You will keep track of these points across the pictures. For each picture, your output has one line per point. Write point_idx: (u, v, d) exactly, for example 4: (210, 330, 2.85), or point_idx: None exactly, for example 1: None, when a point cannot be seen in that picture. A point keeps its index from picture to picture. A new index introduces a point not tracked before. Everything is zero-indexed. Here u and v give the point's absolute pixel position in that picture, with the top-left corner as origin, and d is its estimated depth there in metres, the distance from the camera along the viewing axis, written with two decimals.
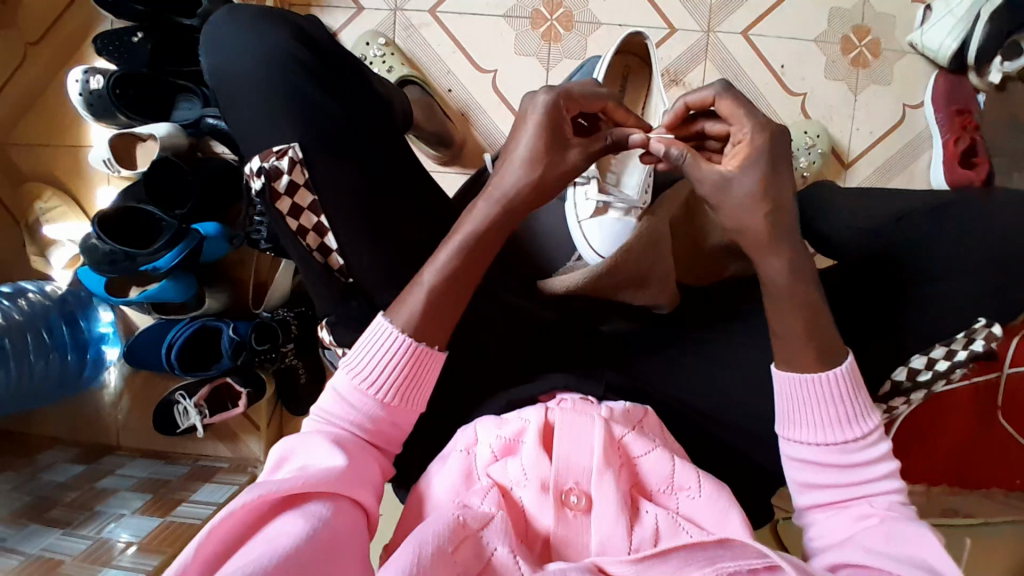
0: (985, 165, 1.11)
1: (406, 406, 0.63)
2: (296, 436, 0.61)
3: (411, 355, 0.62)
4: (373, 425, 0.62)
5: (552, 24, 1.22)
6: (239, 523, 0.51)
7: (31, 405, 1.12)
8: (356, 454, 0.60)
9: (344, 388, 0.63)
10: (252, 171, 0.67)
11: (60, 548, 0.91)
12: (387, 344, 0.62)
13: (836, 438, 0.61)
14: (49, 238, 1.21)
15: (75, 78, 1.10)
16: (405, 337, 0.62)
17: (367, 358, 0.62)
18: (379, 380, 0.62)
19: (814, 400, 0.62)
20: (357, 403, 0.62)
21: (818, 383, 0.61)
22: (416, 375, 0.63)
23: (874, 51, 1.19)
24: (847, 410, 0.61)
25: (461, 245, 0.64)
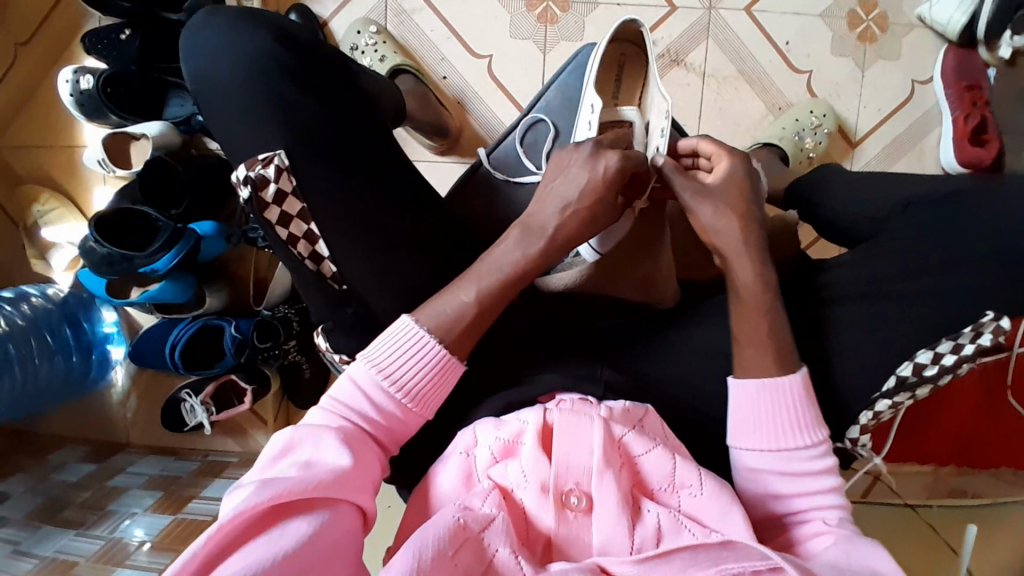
0: (995, 142, 1.08)
1: (422, 412, 0.63)
2: (304, 426, 0.58)
3: (440, 366, 0.62)
4: (388, 427, 0.61)
5: (548, 5, 1.19)
6: (242, 523, 0.49)
7: (42, 406, 1.14)
8: (363, 453, 0.58)
9: (365, 383, 0.61)
10: (239, 180, 0.67)
11: (74, 549, 0.92)
12: (419, 351, 0.62)
13: (785, 447, 0.62)
14: (48, 241, 1.21)
15: (65, 78, 1.09)
16: (439, 347, 0.62)
17: (393, 361, 0.61)
18: (404, 385, 0.61)
19: (767, 409, 0.63)
20: (378, 404, 0.61)
21: (772, 390, 0.62)
22: (440, 383, 0.63)
23: (881, 25, 1.15)
24: (796, 418, 0.62)
25: (504, 272, 0.65)
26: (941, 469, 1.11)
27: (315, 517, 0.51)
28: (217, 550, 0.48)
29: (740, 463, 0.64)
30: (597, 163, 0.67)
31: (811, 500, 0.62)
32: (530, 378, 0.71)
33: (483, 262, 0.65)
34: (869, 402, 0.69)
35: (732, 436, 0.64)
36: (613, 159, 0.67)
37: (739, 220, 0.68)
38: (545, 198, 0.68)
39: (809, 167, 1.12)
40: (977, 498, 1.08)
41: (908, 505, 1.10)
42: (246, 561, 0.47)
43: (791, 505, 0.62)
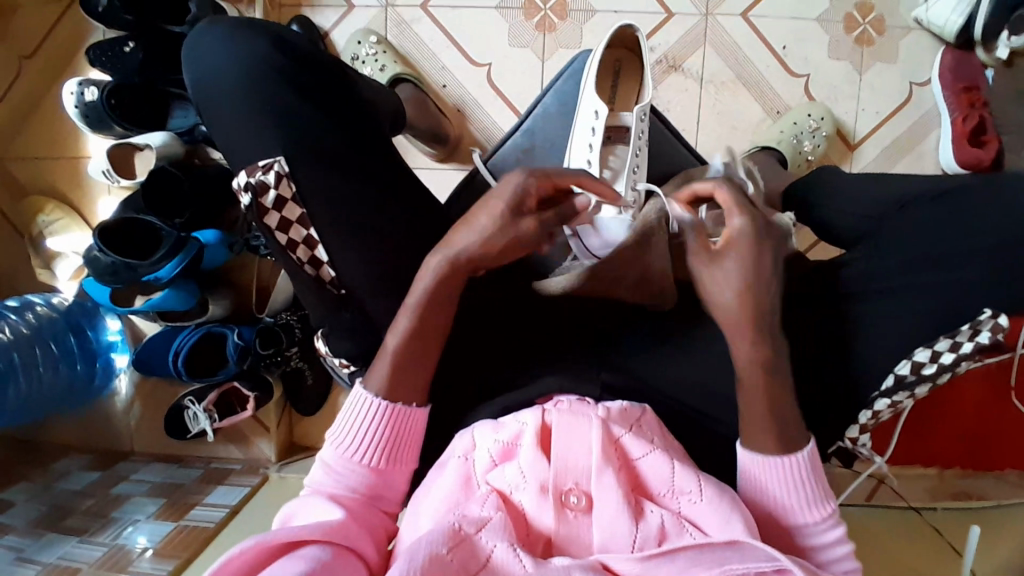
0: (994, 143, 1.09)
1: (394, 465, 0.65)
2: (298, 503, 0.62)
3: (389, 417, 0.64)
4: (368, 488, 0.63)
5: (546, 13, 1.20)
6: (238, 567, 0.51)
7: (47, 415, 1.15)
8: (354, 508, 0.61)
9: (332, 459, 0.64)
10: (239, 187, 0.69)
11: (77, 556, 0.93)
12: (363, 413, 0.64)
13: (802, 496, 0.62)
14: (54, 251, 1.22)
15: (70, 90, 1.11)
16: (380, 401, 0.64)
17: (347, 428, 0.64)
18: (364, 446, 0.64)
19: (776, 480, 0.62)
20: (352, 471, 0.64)
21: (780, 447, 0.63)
22: (399, 434, 0.65)
23: (878, 28, 1.15)
24: (809, 490, 0.62)
25: (415, 313, 0.64)
26: (946, 472, 1.10)
27: (308, 553, 0.52)
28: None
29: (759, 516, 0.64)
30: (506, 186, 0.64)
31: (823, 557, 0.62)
32: (528, 381, 0.71)
33: (404, 300, 0.66)
34: (869, 402, 0.71)
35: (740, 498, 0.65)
36: (520, 177, 0.64)
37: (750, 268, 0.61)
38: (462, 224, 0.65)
39: (807, 169, 1.12)
40: (981, 501, 1.05)
41: (912, 508, 1.06)
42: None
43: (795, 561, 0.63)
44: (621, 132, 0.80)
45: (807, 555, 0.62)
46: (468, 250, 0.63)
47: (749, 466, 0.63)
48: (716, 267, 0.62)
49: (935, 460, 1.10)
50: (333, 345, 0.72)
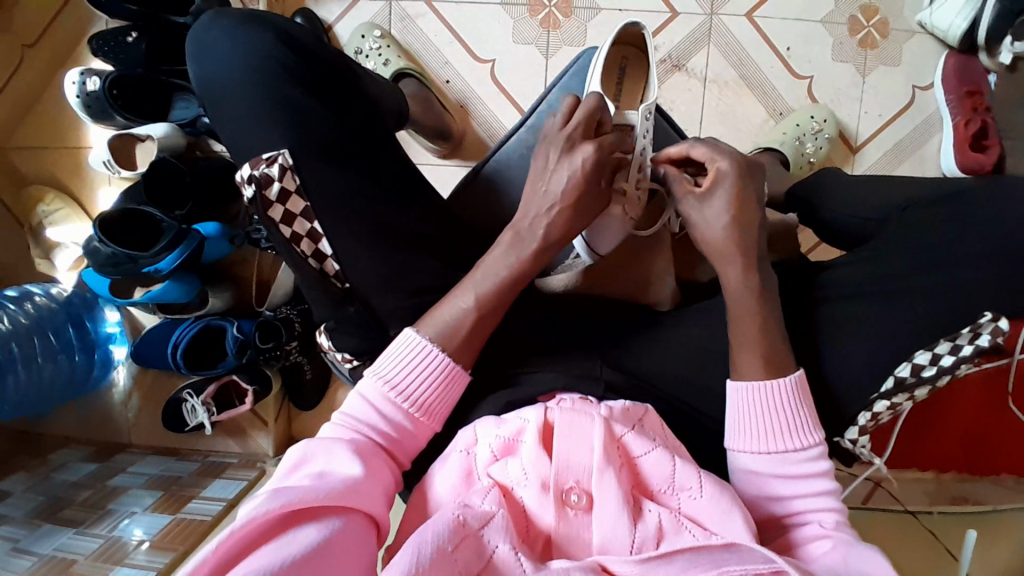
0: (996, 147, 1.08)
1: (429, 422, 0.65)
2: (314, 441, 0.60)
3: (446, 374, 0.65)
4: (397, 436, 0.63)
5: (551, 10, 1.19)
6: (254, 531, 0.50)
7: (45, 405, 1.15)
8: (374, 462, 0.60)
9: (373, 395, 0.63)
10: (243, 179, 0.68)
11: (73, 548, 0.93)
12: (423, 360, 0.64)
13: (785, 447, 0.63)
14: (53, 241, 1.21)
15: (72, 80, 1.09)
16: (439, 353, 0.64)
17: (398, 367, 0.64)
18: (411, 392, 0.64)
19: (756, 409, 0.63)
20: (389, 414, 0.63)
21: (761, 392, 0.63)
22: (447, 391, 0.65)
23: (882, 31, 1.15)
24: (786, 422, 0.63)
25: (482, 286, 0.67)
26: (944, 476, 1.11)
27: (325, 526, 0.52)
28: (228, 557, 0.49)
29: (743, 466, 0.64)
30: (574, 157, 0.70)
31: (803, 502, 0.62)
32: (531, 378, 0.72)
33: (473, 275, 0.68)
34: (868, 402, 0.69)
35: (727, 436, 0.65)
36: (590, 150, 0.70)
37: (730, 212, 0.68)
38: (534, 199, 0.70)
39: (811, 171, 1.13)
40: (979, 505, 1.05)
41: (908, 512, 1.06)
42: (255, 565, 0.47)
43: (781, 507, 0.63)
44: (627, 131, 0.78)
45: (790, 489, 0.63)
46: (545, 230, 0.69)
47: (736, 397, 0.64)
48: (702, 205, 0.70)
49: (931, 465, 1.11)
50: (337, 339, 0.71)
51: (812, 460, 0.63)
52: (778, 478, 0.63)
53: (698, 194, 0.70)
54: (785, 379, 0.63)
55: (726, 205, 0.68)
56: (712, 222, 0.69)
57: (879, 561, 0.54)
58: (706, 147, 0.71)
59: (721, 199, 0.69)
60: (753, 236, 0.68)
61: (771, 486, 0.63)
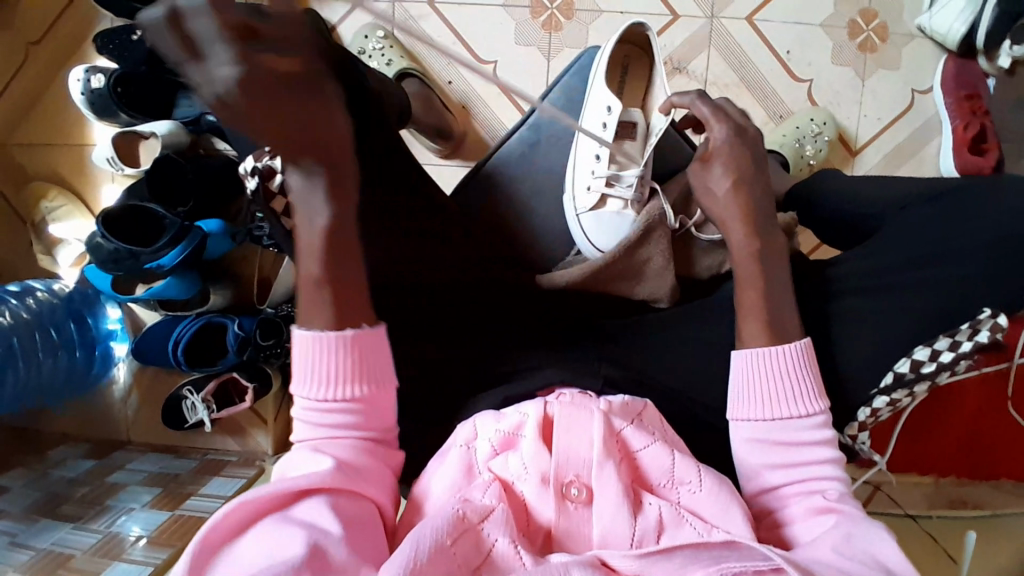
0: (994, 151, 1.09)
1: (370, 389, 0.61)
2: (292, 449, 0.62)
3: (345, 346, 0.60)
4: (357, 420, 0.61)
5: (552, 12, 1.20)
6: (225, 532, 0.52)
7: (44, 401, 1.15)
8: (346, 450, 0.60)
9: (304, 404, 0.61)
10: (246, 172, 0.70)
11: (71, 543, 0.92)
12: (320, 345, 0.60)
13: (785, 416, 0.64)
14: (55, 237, 1.22)
15: (77, 77, 1.11)
16: (330, 333, 0.60)
17: (308, 371, 0.60)
18: (331, 385, 0.60)
19: (759, 375, 0.65)
20: (326, 412, 0.60)
21: (766, 358, 0.65)
22: (360, 356, 0.61)
23: (882, 35, 1.16)
24: (791, 388, 0.64)
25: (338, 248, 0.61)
26: (942, 480, 1.09)
27: (314, 508, 0.54)
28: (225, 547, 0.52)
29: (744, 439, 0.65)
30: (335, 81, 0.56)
31: (802, 485, 0.63)
32: (532, 372, 0.72)
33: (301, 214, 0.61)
34: (868, 398, 0.70)
35: (729, 405, 0.66)
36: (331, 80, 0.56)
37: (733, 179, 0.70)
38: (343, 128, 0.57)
39: (810, 173, 1.13)
40: (977, 509, 1.06)
41: (908, 515, 1.06)
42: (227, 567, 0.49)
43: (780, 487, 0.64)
44: (627, 127, 0.83)
45: (792, 456, 0.63)
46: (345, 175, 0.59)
47: (742, 364, 0.66)
48: (707, 174, 0.71)
49: (932, 469, 1.09)
50: None
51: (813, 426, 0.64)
52: (781, 445, 0.64)
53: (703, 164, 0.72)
54: (790, 345, 0.65)
55: (726, 172, 0.70)
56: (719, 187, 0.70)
57: (887, 541, 0.55)
58: (709, 108, 0.72)
59: (720, 166, 0.70)
60: (755, 199, 0.70)
61: (774, 455, 0.64)
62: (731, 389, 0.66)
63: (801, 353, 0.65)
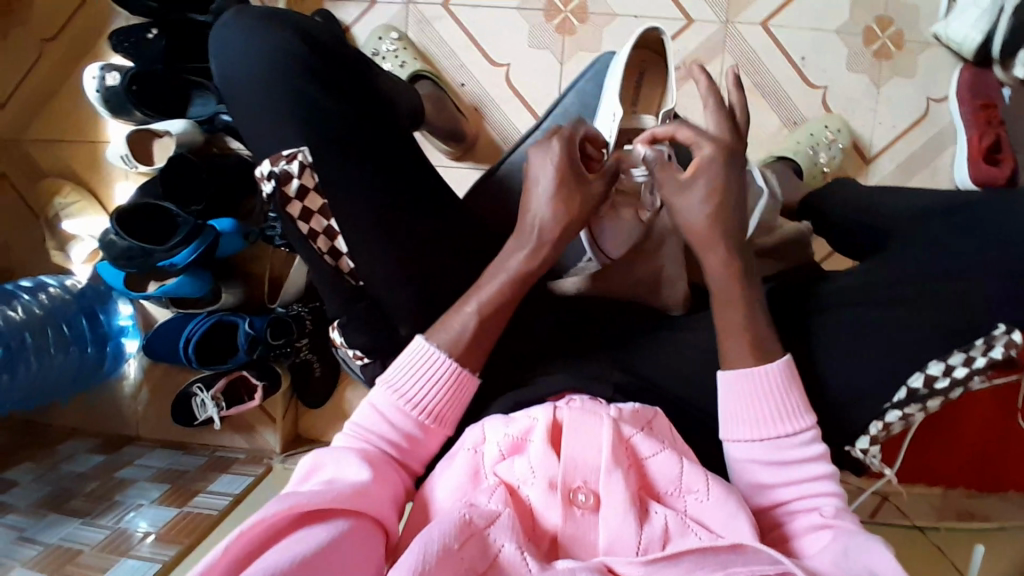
0: (1010, 162, 1.06)
1: (440, 429, 0.66)
2: (326, 449, 0.62)
3: (453, 379, 0.65)
4: (407, 444, 0.64)
5: (566, 15, 1.20)
6: (262, 532, 0.51)
7: (55, 396, 1.16)
8: (383, 468, 0.62)
9: (383, 406, 0.65)
10: (262, 174, 0.69)
11: (79, 539, 0.93)
12: (430, 368, 0.65)
13: (775, 434, 0.64)
14: (68, 233, 1.23)
15: (93, 75, 1.11)
16: (449, 360, 0.65)
17: (408, 377, 0.65)
18: (421, 400, 0.64)
19: (746, 396, 0.65)
20: (397, 424, 0.64)
21: (754, 376, 0.64)
22: (455, 399, 0.66)
23: (897, 43, 1.16)
24: (779, 407, 0.64)
25: (511, 277, 0.67)
26: (950, 492, 1.09)
27: (333, 526, 0.53)
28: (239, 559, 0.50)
29: (739, 459, 0.65)
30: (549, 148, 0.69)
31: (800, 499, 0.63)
32: (544, 378, 0.72)
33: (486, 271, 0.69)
34: (880, 412, 0.70)
35: (722, 426, 0.66)
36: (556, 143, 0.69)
37: (715, 210, 0.67)
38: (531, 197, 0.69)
39: (823, 181, 1.13)
40: (985, 522, 1.02)
41: (915, 527, 1.03)
42: (262, 562, 0.48)
43: (776, 496, 0.64)
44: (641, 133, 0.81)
45: (787, 476, 0.63)
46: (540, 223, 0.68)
47: (728, 386, 0.65)
48: (682, 193, 0.68)
49: (939, 480, 1.09)
50: (348, 335, 0.72)
51: (806, 443, 0.64)
52: (775, 464, 0.64)
53: (679, 180, 0.68)
54: (775, 363, 0.65)
55: (706, 195, 0.67)
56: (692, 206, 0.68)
57: (880, 552, 0.54)
58: (691, 132, 0.69)
59: (700, 187, 0.67)
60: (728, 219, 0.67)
61: (771, 474, 0.64)
62: (721, 411, 0.66)
63: (784, 371, 0.65)
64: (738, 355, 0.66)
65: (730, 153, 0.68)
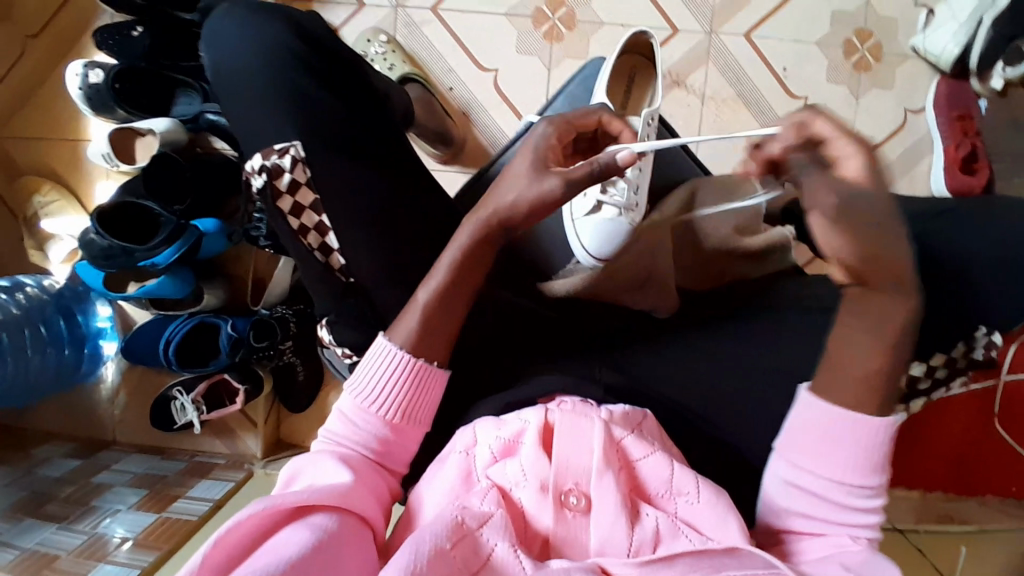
0: (985, 169, 1.10)
1: (411, 425, 0.65)
2: (302, 457, 0.62)
3: (411, 371, 0.64)
4: (379, 445, 0.64)
5: (554, 23, 1.21)
6: (244, 534, 0.50)
7: (30, 399, 1.14)
8: (362, 471, 0.61)
9: (350, 410, 0.64)
10: (252, 169, 0.69)
11: (55, 544, 0.91)
12: (388, 364, 0.64)
13: (846, 480, 0.58)
14: (49, 232, 1.21)
15: (75, 72, 1.10)
16: (404, 355, 0.64)
17: (368, 380, 0.64)
18: (383, 400, 0.64)
19: (835, 433, 0.59)
20: (365, 426, 0.64)
21: (853, 420, 0.58)
22: (413, 391, 0.65)
23: (876, 55, 1.19)
24: (864, 457, 0.58)
25: (465, 250, 0.66)
26: (929, 495, 1.09)
27: (317, 525, 0.52)
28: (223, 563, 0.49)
29: (786, 475, 0.61)
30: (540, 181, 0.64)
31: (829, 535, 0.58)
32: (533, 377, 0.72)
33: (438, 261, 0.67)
34: None
35: (784, 444, 0.61)
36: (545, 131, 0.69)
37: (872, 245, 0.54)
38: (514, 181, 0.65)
39: None
40: (964, 525, 1.05)
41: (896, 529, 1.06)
42: (249, 566, 0.47)
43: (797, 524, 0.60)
44: None
45: (827, 514, 0.58)
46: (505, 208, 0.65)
47: (816, 412, 0.59)
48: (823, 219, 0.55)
49: (918, 482, 1.09)
50: (337, 332, 0.71)
51: (865, 496, 0.59)
52: (823, 503, 0.58)
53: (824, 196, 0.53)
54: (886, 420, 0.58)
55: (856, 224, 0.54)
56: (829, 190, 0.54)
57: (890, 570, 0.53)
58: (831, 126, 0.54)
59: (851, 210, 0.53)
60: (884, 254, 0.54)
61: (813, 509, 0.59)
62: (788, 423, 0.62)
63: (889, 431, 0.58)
64: None
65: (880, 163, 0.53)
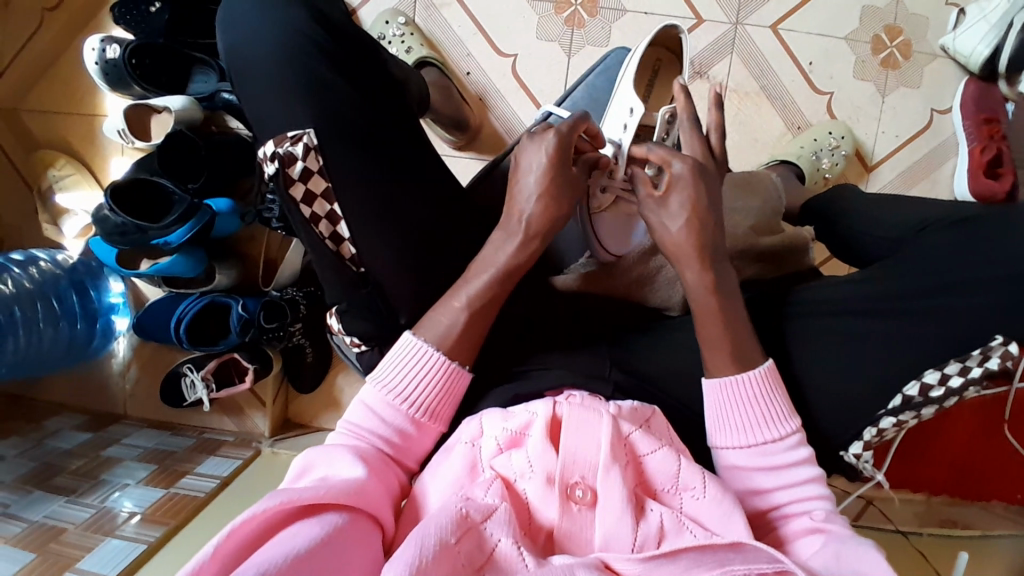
0: (1010, 176, 1.07)
1: (436, 425, 0.66)
2: (319, 448, 0.62)
3: (445, 374, 0.65)
4: (400, 441, 0.64)
5: (576, 8, 1.19)
6: (256, 528, 0.50)
7: (42, 371, 1.15)
8: (377, 465, 0.61)
9: (376, 402, 0.65)
10: (266, 155, 0.69)
11: (63, 516, 0.92)
12: (422, 362, 0.65)
13: (759, 440, 0.64)
14: (61, 207, 1.21)
15: (92, 46, 1.10)
16: (440, 357, 0.65)
17: (400, 374, 0.65)
18: (413, 396, 0.64)
19: (736, 403, 0.64)
20: (389, 419, 0.64)
21: (735, 385, 0.64)
22: (450, 392, 0.66)
23: (905, 52, 1.16)
24: (764, 410, 0.64)
25: (499, 268, 0.67)
26: (934, 499, 1.10)
27: (326, 521, 0.53)
28: (234, 559, 0.49)
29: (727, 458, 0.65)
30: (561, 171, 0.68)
31: (794, 502, 0.62)
32: (541, 372, 0.71)
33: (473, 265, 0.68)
34: (874, 419, 0.70)
35: (710, 432, 0.66)
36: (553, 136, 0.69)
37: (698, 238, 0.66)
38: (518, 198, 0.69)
39: (824, 187, 1.13)
40: (967, 529, 1.03)
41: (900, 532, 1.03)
42: (257, 556, 0.48)
43: (771, 500, 0.63)
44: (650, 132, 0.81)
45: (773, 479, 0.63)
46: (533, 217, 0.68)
47: (714, 393, 0.65)
48: (661, 208, 0.68)
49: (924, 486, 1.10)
50: (348, 323, 0.72)
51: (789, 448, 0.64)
52: (759, 467, 0.64)
53: (655, 197, 0.68)
54: (754, 371, 0.64)
55: (683, 207, 0.67)
56: (681, 140, 0.72)
57: (870, 555, 0.53)
58: (662, 149, 0.69)
59: (677, 198, 0.67)
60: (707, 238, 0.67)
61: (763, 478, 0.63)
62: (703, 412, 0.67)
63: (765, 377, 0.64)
64: (735, 363, 0.65)
65: (705, 170, 0.68)
